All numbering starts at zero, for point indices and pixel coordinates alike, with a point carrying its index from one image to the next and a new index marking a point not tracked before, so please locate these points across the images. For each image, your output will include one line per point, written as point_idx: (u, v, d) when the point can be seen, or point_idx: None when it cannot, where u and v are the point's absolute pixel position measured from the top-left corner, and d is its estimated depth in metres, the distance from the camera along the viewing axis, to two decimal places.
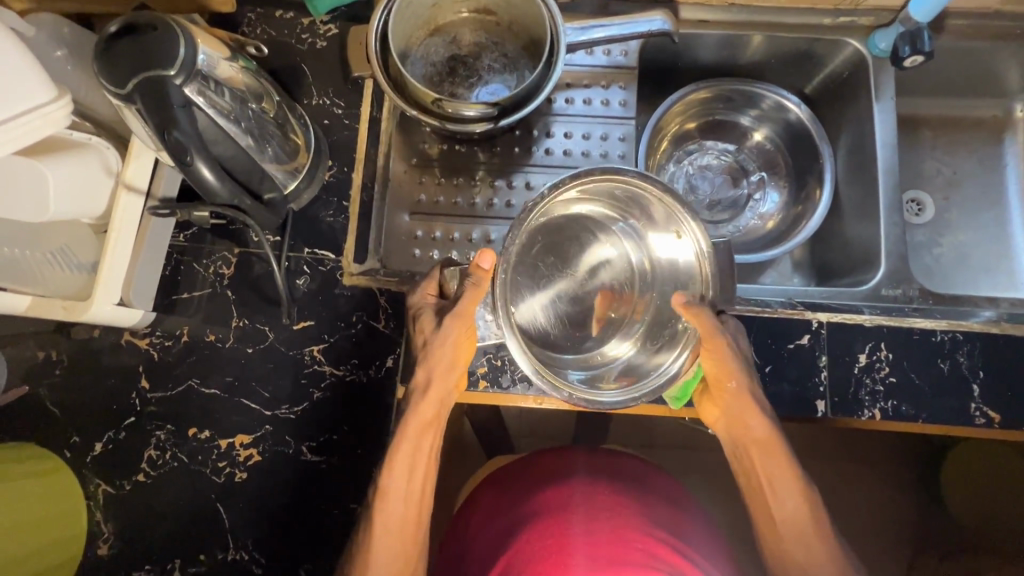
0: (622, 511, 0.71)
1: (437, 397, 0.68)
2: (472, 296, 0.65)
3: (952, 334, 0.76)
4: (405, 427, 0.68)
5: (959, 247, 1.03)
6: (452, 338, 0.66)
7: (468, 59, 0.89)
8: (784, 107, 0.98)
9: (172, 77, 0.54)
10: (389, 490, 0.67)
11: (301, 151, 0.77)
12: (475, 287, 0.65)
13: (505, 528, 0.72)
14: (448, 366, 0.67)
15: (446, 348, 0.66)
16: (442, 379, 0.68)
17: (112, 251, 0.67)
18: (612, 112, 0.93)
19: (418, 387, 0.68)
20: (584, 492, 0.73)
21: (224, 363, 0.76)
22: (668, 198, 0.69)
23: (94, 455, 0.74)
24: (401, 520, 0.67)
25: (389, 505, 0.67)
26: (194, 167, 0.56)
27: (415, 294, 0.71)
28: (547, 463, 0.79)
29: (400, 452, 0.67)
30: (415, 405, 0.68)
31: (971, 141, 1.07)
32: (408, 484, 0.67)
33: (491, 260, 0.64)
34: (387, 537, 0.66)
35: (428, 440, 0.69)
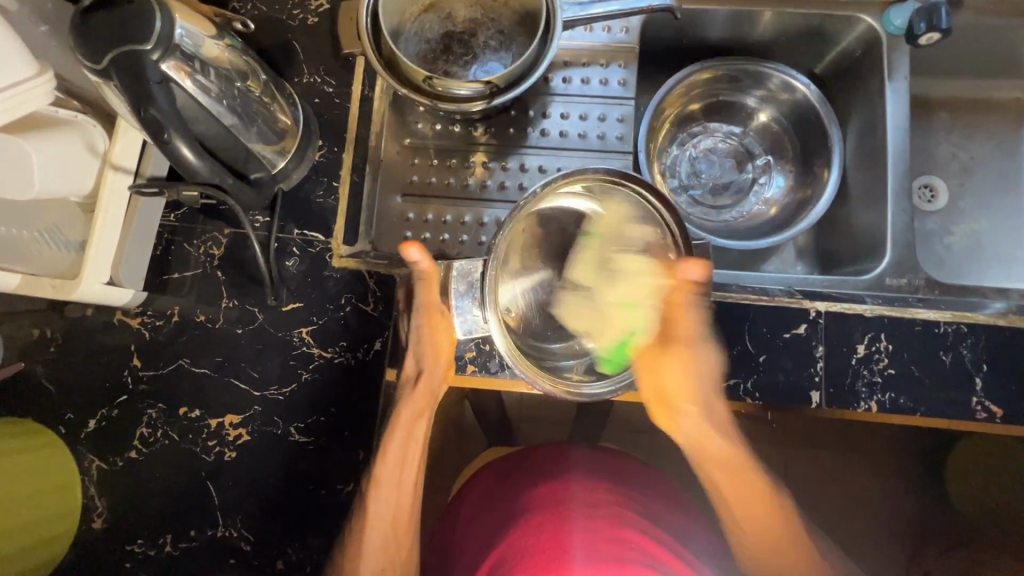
0: (621, 507, 0.70)
1: (425, 390, 0.70)
2: (425, 287, 0.69)
3: (956, 325, 0.74)
4: (398, 419, 0.70)
5: (973, 236, 0.99)
6: (426, 330, 0.70)
7: (463, 36, 0.87)
8: (792, 87, 0.95)
9: (149, 53, 0.53)
10: (381, 479, 0.68)
11: (290, 132, 0.75)
12: (424, 280, 0.69)
13: (497, 522, 0.71)
14: (432, 364, 0.70)
15: (425, 342, 0.70)
16: (427, 373, 0.70)
17: (100, 230, 0.67)
18: (611, 91, 0.90)
19: (409, 380, 0.71)
20: (581, 488, 0.72)
21: (214, 344, 0.77)
22: (657, 200, 0.68)
23: (88, 431, 0.75)
24: (392, 513, 0.68)
25: (380, 497, 0.68)
26: (172, 145, 0.55)
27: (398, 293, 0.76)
28: (545, 458, 0.78)
29: (393, 445, 0.69)
30: (408, 396, 0.70)
31: (990, 125, 1.02)
32: (400, 474, 0.69)
33: (419, 251, 0.67)
34: (376, 527, 0.67)
35: (420, 428, 0.71)
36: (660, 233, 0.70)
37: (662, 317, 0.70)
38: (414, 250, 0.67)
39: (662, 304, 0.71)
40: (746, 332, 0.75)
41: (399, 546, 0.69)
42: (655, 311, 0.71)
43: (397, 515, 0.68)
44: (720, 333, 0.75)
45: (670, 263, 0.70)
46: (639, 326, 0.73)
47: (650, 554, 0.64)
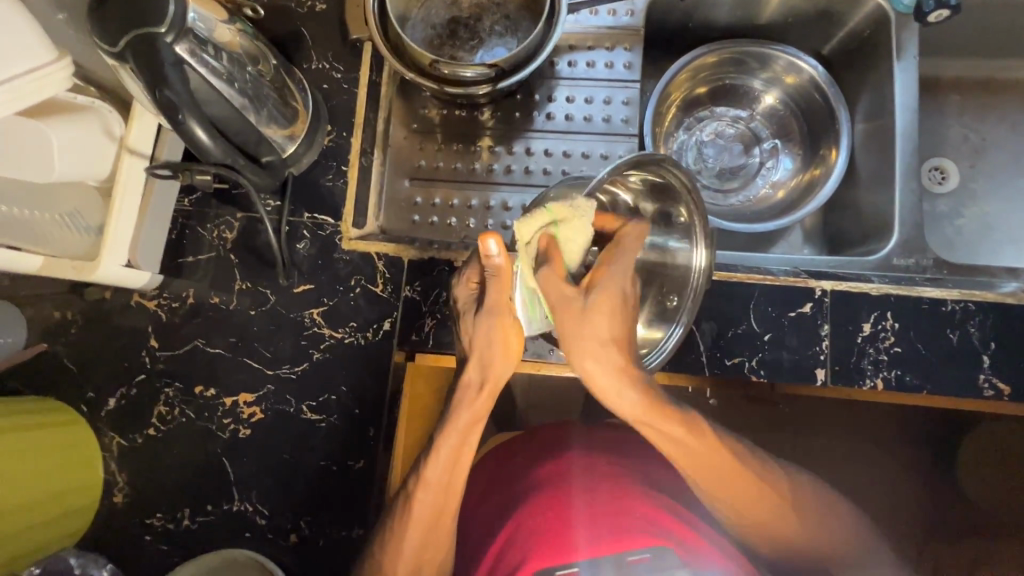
0: (622, 480, 0.68)
1: (489, 390, 0.59)
2: (499, 287, 0.56)
3: (964, 304, 0.74)
4: (454, 424, 0.59)
5: (983, 218, 0.98)
6: (497, 331, 0.57)
7: (469, 22, 0.88)
8: (799, 68, 0.94)
9: (163, 35, 0.54)
10: (429, 481, 0.61)
11: (299, 116, 0.76)
12: (496, 278, 0.56)
13: (505, 501, 0.69)
14: (501, 361, 0.58)
15: (492, 344, 0.58)
16: (497, 370, 0.58)
17: (117, 212, 0.69)
18: (616, 74, 0.91)
19: (470, 385, 0.59)
20: (583, 463, 0.70)
21: (228, 325, 0.78)
22: (695, 193, 0.61)
23: (108, 409, 0.77)
24: (431, 510, 0.61)
25: (424, 496, 0.61)
26: (187, 126, 0.57)
27: (457, 285, 0.62)
28: (546, 439, 0.75)
29: (444, 449, 0.60)
30: (468, 401, 0.59)
31: (1002, 105, 1.01)
32: (448, 476, 0.61)
33: (499, 244, 0.53)
34: (416, 526, 0.61)
35: (474, 434, 0.61)
36: (678, 212, 0.64)
37: (674, 299, 0.67)
38: (493, 243, 0.53)
39: (675, 284, 0.67)
40: (751, 311, 0.75)
41: (432, 544, 0.63)
42: (664, 290, 0.68)
43: (437, 515, 0.62)
44: (726, 311, 0.75)
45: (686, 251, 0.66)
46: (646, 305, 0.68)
47: (657, 525, 0.63)
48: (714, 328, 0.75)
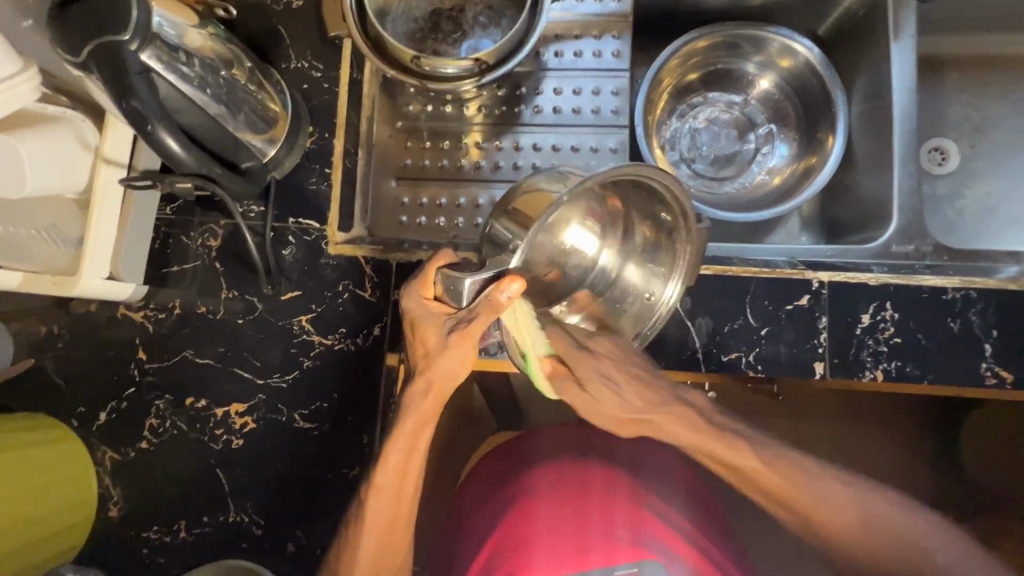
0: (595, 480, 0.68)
1: (437, 398, 0.57)
2: (489, 314, 0.51)
3: (965, 291, 0.72)
4: (402, 428, 0.57)
5: (985, 198, 0.96)
6: (461, 354, 0.54)
7: (451, 14, 0.85)
8: (793, 50, 0.91)
9: (127, 43, 0.52)
10: (381, 487, 0.59)
11: (279, 118, 0.74)
12: (491, 305, 0.50)
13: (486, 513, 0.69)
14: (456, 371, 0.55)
15: (453, 361, 0.54)
16: (448, 379, 0.55)
17: (96, 225, 0.67)
18: (605, 63, 0.88)
19: (417, 392, 0.56)
20: (557, 473, 0.69)
21: (216, 335, 0.77)
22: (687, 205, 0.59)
23: (100, 423, 0.76)
24: (387, 518, 0.60)
25: (378, 501, 0.59)
26: (157, 136, 0.55)
27: (408, 294, 0.56)
28: (522, 445, 0.75)
29: (393, 454, 0.58)
30: (416, 404, 0.56)
31: (1004, 81, 0.98)
32: (399, 481, 0.59)
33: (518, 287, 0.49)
34: (374, 532, 0.60)
35: (423, 439, 0.59)
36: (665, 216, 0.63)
37: (650, 293, 0.67)
38: (517, 284, 0.49)
39: (653, 279, 0.66)
40: (747, 305, 0.74)
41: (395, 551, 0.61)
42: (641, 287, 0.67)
43: (395, 522, 0.60)
44: (721, 306, 0.74)
45: (669, 251, 0.65)
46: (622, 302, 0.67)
47: (638, 532, 0.62)
48: (710, 323, 0.74)
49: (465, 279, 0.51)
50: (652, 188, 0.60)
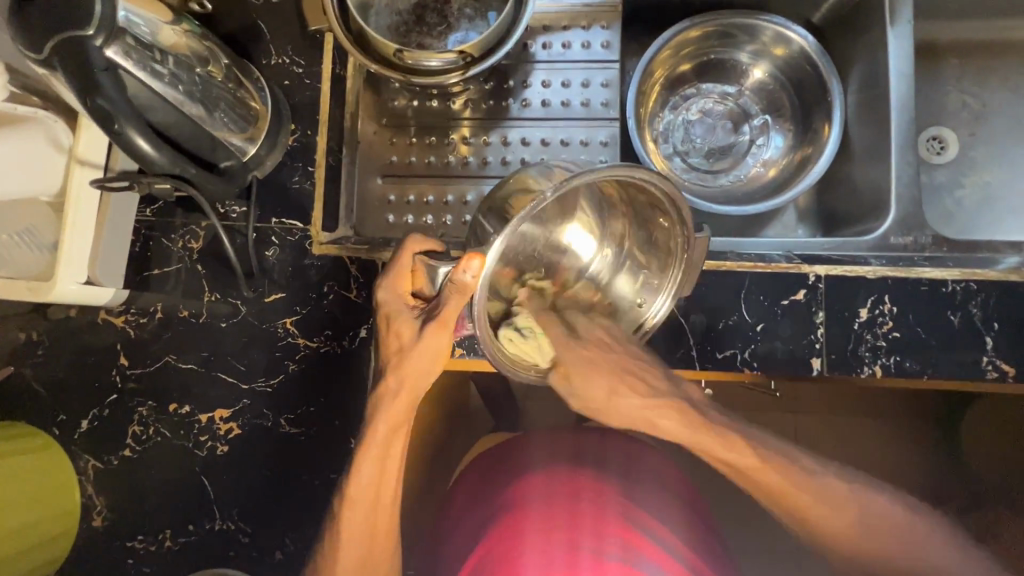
0: (584, 490, 0.67)
1: (408, 400, 0.57)
2: (457, 301, 0.51)
3: (965, 283, 0.70)
4: (372, 435, 0.57)
5: (985, 188, 0.94)
6: (432, 349, 0.54)
7: (436, 6, 0.83)
8: (787, 38, 0.89)
9: (92, 38, 0.50)
10: (355, 495, 0.58)
11: (259, 115, 0.72)
12: (459, 293, 0.50)
13: (475, 524, 0.67)
14: (427, 369, 0.56)
15: (424, 357, 0.54)
16: (417, 379, 0.56)
17: (70, 228, 0.65)
18: (594, 54, 0.86)
19: (389, 392, 0.56)
20: (544, 485, 0.67)
21: (199, 339, 0.76)
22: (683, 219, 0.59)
23: (82, 431, 0.75)
24: (364, 533, 0.59)
25: (353, 514, 0.58)
26: (126, 135, 0.53)
27: (384, 286, 0.57)
28: (510, 452, 0.75)
29: (364, 463, 0.58)
30: (388, 405, 0.56)
31: (1003, 68, 0.96)
32: (375, 490, 0.58)
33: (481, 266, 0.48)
34: (353, 546, 0.59)
35: (398, 447, 0.58)
36: (661, 220, 0.62)
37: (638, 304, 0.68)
38: (477, 261, 0.48)
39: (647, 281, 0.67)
40: (741, 301, 0.72)
41: (377, 563, 0.60)
42: (630, 297, 0.68)
43: (373, 529, 0.59)
44: (716, 302, 0.72)
45: (663, 263, 0.65)
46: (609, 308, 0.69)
47: (628, 550, 0.59)
48: (704, 320, 0.72)
49: (442, 267, 0.54)
50: (651, 199, 0.60)
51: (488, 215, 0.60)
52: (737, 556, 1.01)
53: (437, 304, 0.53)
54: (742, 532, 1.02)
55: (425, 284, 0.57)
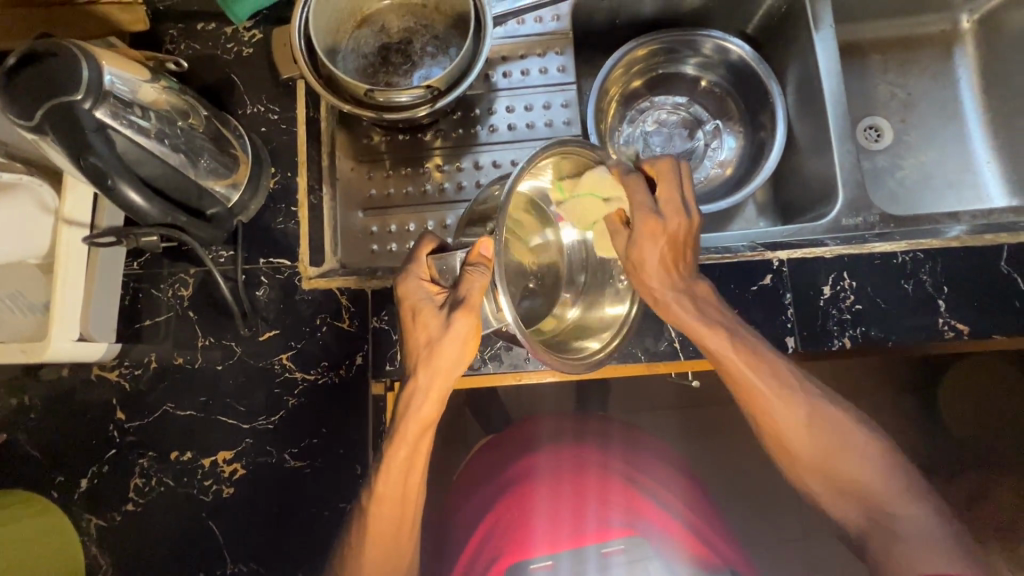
0: (586, 459, 0.71)
1: (438, 396, 0.59)
2: (472, 285, 0.54)
3: (913, 253, 0.77)
4: (402, 434, 0.59)
5: (922, 168, 1.02)
6: (456, 338, 0.56)
7: (399, 46, 0.88)
8: (726, 49, 0.97)
9: (80, 102, 0.54)
10: (381, 493, 0.60)
11: (241, 162, 0.75)
12: (477, 277, 0.53)
13: (480, 499, 0.70)
14: (454, 360, 0.58)
15: (452, 346, 0.56)
16: (445, 375, 0.58)
17: (61, 286, 0.66)
18: (552, 78, 0.92)
19: (419, 391, 0.59)
20: (553, 459, 0.70)
21: (196, 385, 0.76)
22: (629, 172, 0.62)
23: (81, 491, 0.74)
24: (394, 531, 0.61)
25: (381, 512, 0.60)
26: (119, 190, 0.56)
27: (408, 280, 0.59)
28: (517, 437, 0.74)
29: (393, 463, 0.59)
30: (418, 404, 0.59)
31: (921, 59, 1.05)
32: (402, 487, 0.60)
33: (490, 248, 0.53)
34: (376, 545, 0.60)
35: (425, 444, 0.61)
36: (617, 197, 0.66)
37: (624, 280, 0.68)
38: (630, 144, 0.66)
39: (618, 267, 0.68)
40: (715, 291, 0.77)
41: (400, 558, 0.62)
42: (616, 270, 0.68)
43: (402, 526, 0.61)
44: None
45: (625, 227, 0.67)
46: (602, 286, 0.69)
47: (629, 515, 0.64)
48: None
49: (456, 253, 0.57)
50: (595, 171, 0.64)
51: (466, 231, 0.65)
52: (745, 544, 1.04)
53: (456, 292, 0.56)
54: (744, 519, 1.06)
55: (443, 275, 0.59)
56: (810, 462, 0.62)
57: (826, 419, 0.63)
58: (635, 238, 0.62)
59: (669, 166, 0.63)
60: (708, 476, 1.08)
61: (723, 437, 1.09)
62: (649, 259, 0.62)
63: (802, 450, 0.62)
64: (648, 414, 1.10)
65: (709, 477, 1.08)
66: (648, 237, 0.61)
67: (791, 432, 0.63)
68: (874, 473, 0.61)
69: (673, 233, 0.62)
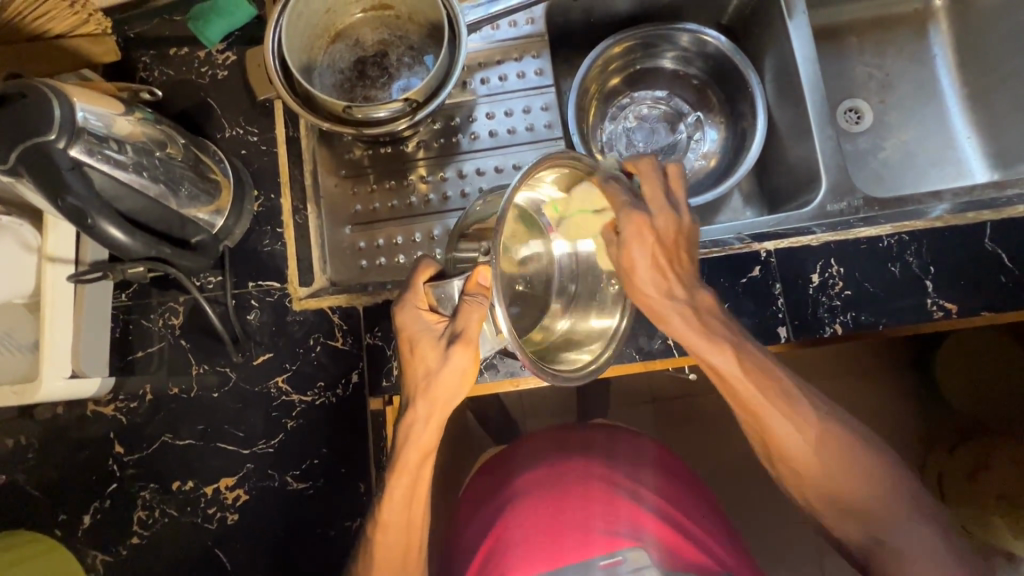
0: (569, 472, 0.70)
1: (438, 423, 0.60)
2: (471, 314, 0.55)
3: (898, 236, 0.77)
4: (403, 464, 0.60)
5: (903, 147, 1.02)
6: (455, 370, 0.56)
7: (375, 60, 0.87)
8: (703, 41, 0.97)
9: (54, 141, 0.54)
10: (388, 521, 0.60)
11: (222, 187, 0.75)
12: (477, 307, 0.55)
13: (482, 521, 0.70)
14: (454, 390, 0.58)
15: (452, 375, 0.56)
16: (444, 404, 0.59)
17: (50, 325, 0.66)
18: (530, 82, 0.92)
19: (418, 421, 0.59)
20: (541, 476, 0.70)
21: (193, 413, 0.76)
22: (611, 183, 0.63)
23: (84, 527, 0.74)
24: (401, 557, 0.61)
25: (386, 539, 0.60)
26: (99, 228, 0.56)
27: (403, 311, 0.59)
28: (510, 459, 0.75)
29: (396, 492, 0.60)
30: (418, 434, 0.59)
31: (896, 39, 1.06)
32: (407, 515, 0.60)
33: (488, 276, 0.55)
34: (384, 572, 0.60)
35: (427, 472, 0.61)
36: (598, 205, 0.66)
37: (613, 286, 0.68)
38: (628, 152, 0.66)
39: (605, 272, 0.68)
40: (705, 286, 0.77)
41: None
42: (605, 275, 0.68)
43: (410, 551, 0.61)
44: None
45: None
46: (591, 296, 0.69)
47: (612, 523, 0.64)
48: None
49: (452, 282, 0.58)
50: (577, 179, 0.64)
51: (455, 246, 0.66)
52: (753, 530, 1.05)
53: (453, 322, 0.56)
54: (749, 508, 1.06)
55: (440, 303, 0.59)
56: (815, 480, 0.62)
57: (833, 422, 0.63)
58: (623, 240, 0.61)
59: (650, 163, 0.65)
60: (711, 467, 1.08)
61: (723, 428, 1.09)
62: (643, 281, 0.62)
63: (799, 457, 0.62)
64: (649, 407, 1.11)
65: (713, 466, 1.08)
66: (637, 240, 0.60)
67: (794, 449, 0.62)
68: (878, 494, 0.60)
69: (665, 232, 0.61)
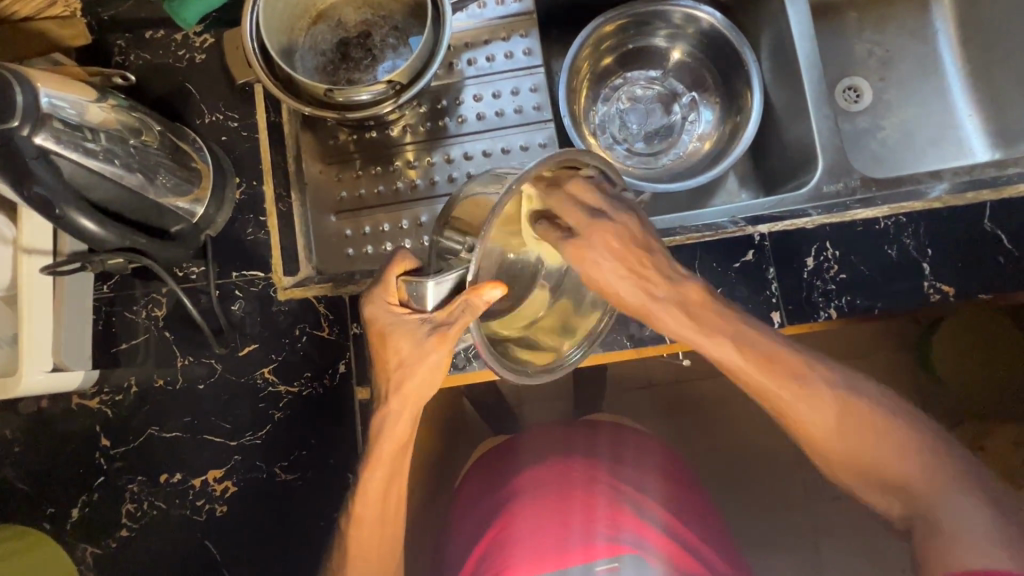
0: (572, 471, 0.70)
1: (413, 409, 0.60)
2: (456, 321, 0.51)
3: (895, 218, 0.75)
4: (378, 455, 0.61)
5: (903, 126, 1.00)
6: (428, 360, 0.56)
7: (358, 41, 0.85)
8: (697, 18, 0.94)
9: (17, 129, 0.52)
10: (363, 515, 0.62)
11: (203, 175, 0.73)
12: (463, 313, 0.51)
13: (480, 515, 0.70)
14: (429, 376, 0.58)
15: (424, 365, 0.56)
16: (417, 392, 0.59)
17: (28, 318, 0.65)
18: (519, 62, 0.89)
19: (392, 410, 0.59)
20: (543, 474, 0.70)
21: (179, 405, 0.75)
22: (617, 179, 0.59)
23: (73, 520, 0.73)
24: (376, 548, 0.63)
25: (361, 534, 0.62)
26: (70, 218, 0.56)
27: (372, 304, 0.56)
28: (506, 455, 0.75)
29: (372, 484, 0.61)
30: (389, 425, 0.60)
31: (896, 14, 1.03)
32: (384, 508, 0.62)
33: (497, 291, 0.49)
34: (362, 562, 0.63)
35: (402, 461, 0.62)
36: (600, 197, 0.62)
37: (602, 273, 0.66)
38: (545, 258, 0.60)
39: None
40: (698, 271, 0.76)
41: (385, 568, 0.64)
42: None
43: (384, 546, 0.64)
44: None
45: None
46: None
47: (614, 526, 0.64)
48: None
49: (427, 281, 0.52)
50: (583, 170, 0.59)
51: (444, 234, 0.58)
52: None
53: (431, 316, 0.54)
54: None
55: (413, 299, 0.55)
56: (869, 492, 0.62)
57: (858, 416, 0.62)
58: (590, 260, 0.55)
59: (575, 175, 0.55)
60: (706, 452, 1.08)
61: (718, 413, 1.08)
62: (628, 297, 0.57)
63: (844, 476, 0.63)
64: (644, 392, 1.10)
65: (709, 451, 1.08)
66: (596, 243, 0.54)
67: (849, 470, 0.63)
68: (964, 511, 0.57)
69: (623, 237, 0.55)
